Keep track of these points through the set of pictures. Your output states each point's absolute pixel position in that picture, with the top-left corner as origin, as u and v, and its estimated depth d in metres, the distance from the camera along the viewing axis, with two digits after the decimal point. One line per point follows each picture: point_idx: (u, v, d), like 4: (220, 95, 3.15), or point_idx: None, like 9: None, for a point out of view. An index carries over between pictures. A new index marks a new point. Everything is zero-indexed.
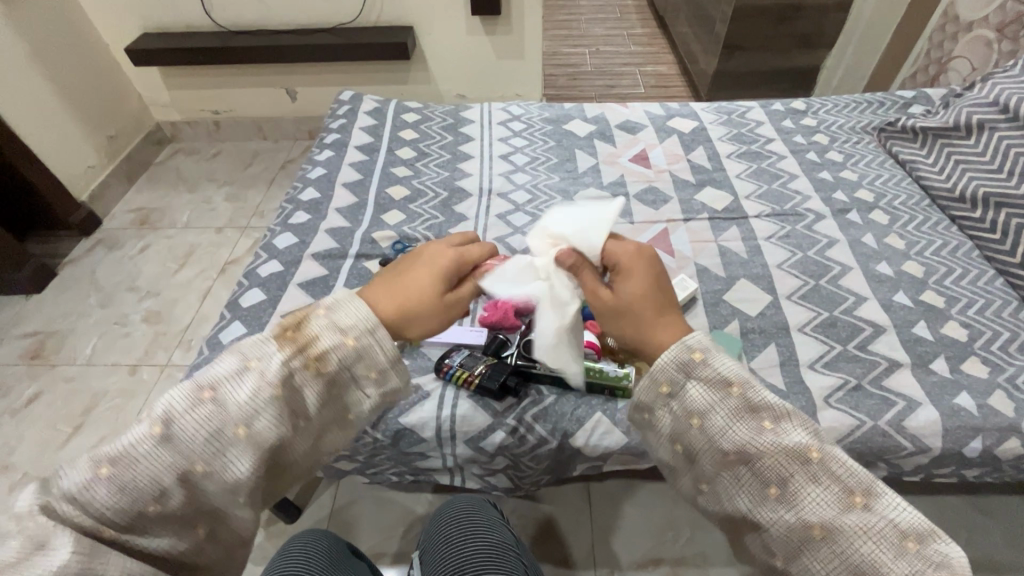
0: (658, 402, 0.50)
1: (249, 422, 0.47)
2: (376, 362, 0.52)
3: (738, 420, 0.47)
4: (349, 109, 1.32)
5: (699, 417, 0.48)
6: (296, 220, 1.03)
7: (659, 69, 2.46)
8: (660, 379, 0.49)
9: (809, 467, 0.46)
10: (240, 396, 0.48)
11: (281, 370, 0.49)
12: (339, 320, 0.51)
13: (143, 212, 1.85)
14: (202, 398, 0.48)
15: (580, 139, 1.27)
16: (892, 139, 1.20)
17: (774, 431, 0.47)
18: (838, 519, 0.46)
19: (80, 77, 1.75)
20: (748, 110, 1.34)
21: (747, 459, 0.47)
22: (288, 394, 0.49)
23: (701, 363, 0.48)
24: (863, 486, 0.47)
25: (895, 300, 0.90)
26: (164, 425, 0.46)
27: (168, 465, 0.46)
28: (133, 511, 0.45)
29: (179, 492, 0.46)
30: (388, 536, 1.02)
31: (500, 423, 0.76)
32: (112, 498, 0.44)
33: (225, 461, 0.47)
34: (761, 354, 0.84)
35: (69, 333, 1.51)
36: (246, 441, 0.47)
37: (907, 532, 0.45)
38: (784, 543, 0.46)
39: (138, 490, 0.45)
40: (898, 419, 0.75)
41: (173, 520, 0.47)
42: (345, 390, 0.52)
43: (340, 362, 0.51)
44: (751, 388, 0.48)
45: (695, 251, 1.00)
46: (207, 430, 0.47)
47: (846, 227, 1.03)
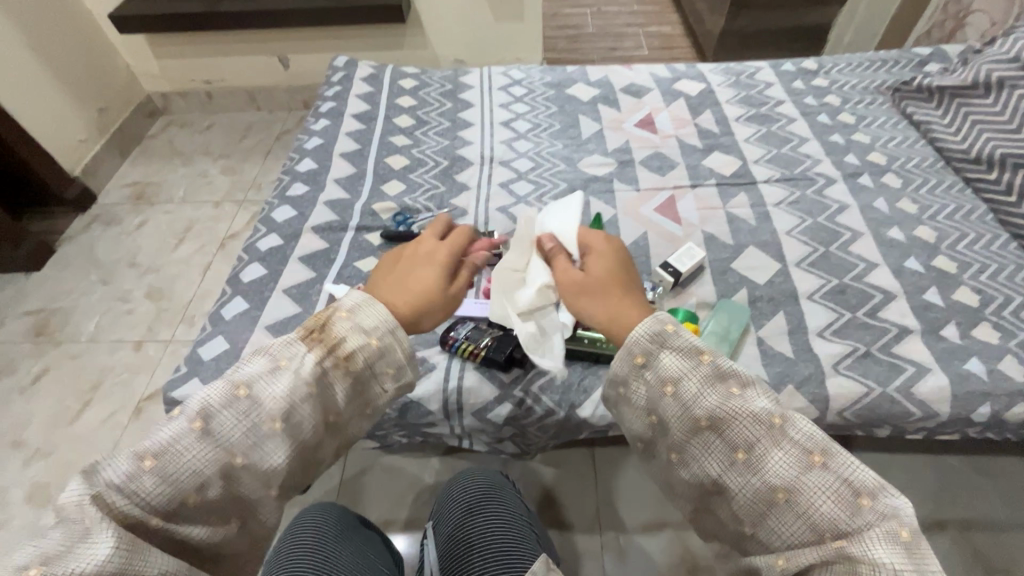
0: (632, 373, 0.52)
1: (285, 417, 0.49)
2: (394, 359, 0.53)
3: (709, 387, 0.49)
4: (345, 76, 1.27)
5: (673, 385, 0.49)
6: (294, 192, 1.01)
7: (663, 30, 2.37)
8: (636, 351, 0.51)
9: (772, 432, 0.47)
10: (276, 390, 0.49)
11: (313, 368, 0.50)
12: (360, 320, 0.53)
13: (139, 186, 1.82)
14: (237, 395, 0.48)
15: (583, 103, 1.23)
16: (906, 99, 1.16)
17: (740, 397, 0.48)
18: (799, 480, 0.45)
19: (66, 48, 1.69)
20: (758, 71, 1.29)
21: (716, 425, 0.48)
22: (319, 392, 0.51)
23: (673, 335, 0.51)
24: (820, 446, 0.46)
25: (905, 266, 0.89)
26: (204, 421, 0.47)
27: (208, 458, 0.46)
28: (174, 502, 0.46)
29: (218, 482, 0.47)
30: (397, 502, 1.04)
31: (507, 395, 0.76)
32: (155, 489, 0.45)
33: (262, 453, 0.48)
34: (769, 323, 0.83)
35: (71, 311, 1.51)
36: (283, 431, 0.49)
37: (862, 490, 0.44)
38: (750, 509, 0.46)
39: (180, 481, 0.45)
40: (907, 385, 0.74)
41: (212, 508, 0.48)
42: (366, 386, 0.54)
43: (365, 359, 0.52)
44: (718, 356, 0.50)
45: (702, 218, 0.98)
46: (246, 424, 0.48)
47: (857, 192, 1.01)
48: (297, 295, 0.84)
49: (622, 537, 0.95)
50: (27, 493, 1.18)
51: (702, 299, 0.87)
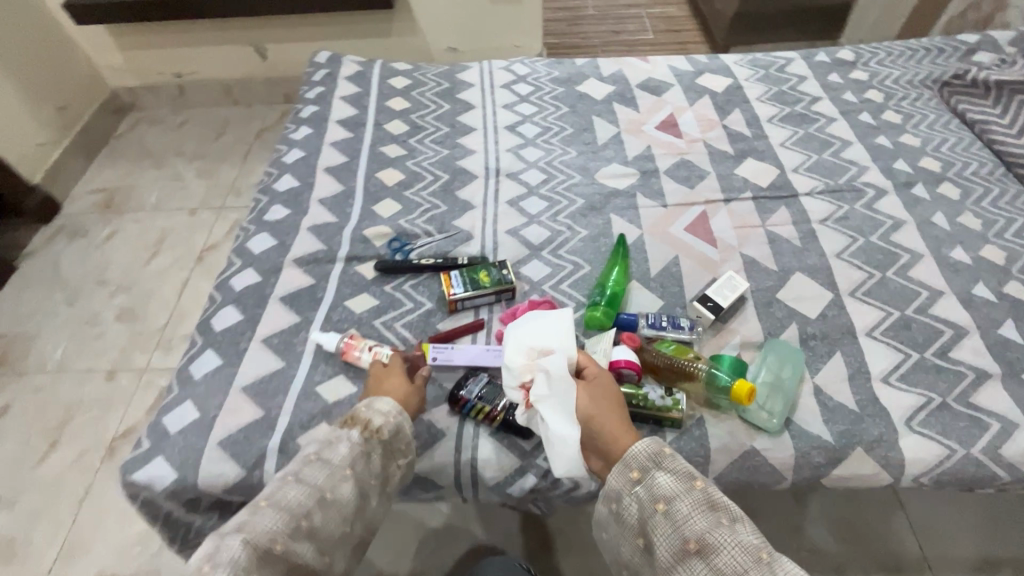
0: (627, 488, 0.54)
1: (354, 462, 0.54)
2: (409, 433, 0.59)
3: (699, 511, 0.51)
4: (327, 74, 1.13)
5: (665, 503, 0.52)
6: (273, 216, 0.88)
7: (668, 11, 2.22)
8: (632, 466, 0.54)
9: (760, 566, 0.47)
10: (340, 450, 0.55)
11: (357, 435, 0.56)
12: (378, 405, 0.59)
13: (106, 193, 1.67)
14: (309, 459, 0.54)
15: (596, 103, 1.10)
16: (957, 95, 1.05)
17: (728, 526, 0.50)
18: None
19: (17, 39, 1.52)
20: (788, 63, 1.17)
21: (704, 550, 0.49)
22: (367, 450, 0.56)
23: (669, 457, 0.55)
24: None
25: (975, 294, 0.78)
26: (293, 474, 0.53)
27: (304, 494, 0.51)
28: (288, 530, 0.49)
29: (319, 513, 0.51)
30: (400, 557, 0.94)
31: (531, 466, 0.64)
32: (273, 522, 0.48)
33: (342, 492, 0.53)
34: (826, 367, 0.72)
35: (34, 337, 1.37)
36: (351, 476, 0.54)
37: None
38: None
39: (292, 511, 0.50)
40: (993, 446, 0.64)
41: (319, 539, 0.51)
42: (395, 457, 0.58)
43: (392, 429, 0.57)
44: (710, 485, 0.53)
45: (740, 239, 0.87)
46: (328, 468, 0.53)
47: (912, 205, 0.90)
48: (280, 346, 0.72)
49: None
50: None
51: (746, 338, 0.76)
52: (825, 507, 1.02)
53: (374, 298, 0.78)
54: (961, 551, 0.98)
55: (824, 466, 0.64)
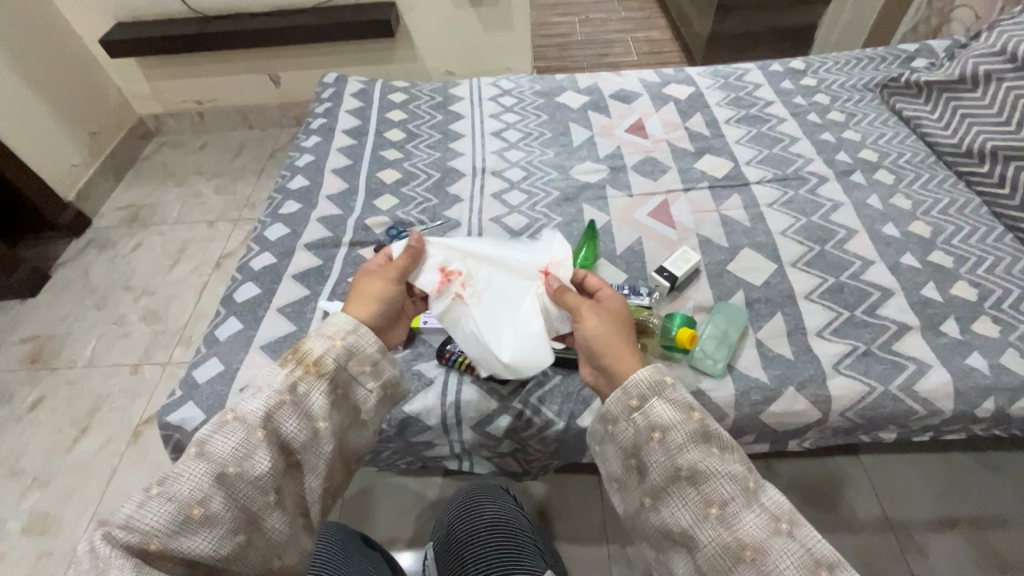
0: (624, 416, 0.52)
1: (266, 424, 0.49)
2: (369, 355, 0.56)
3: (692, 440, 0.48)
4: (335, 92, 1.28)
5: (661, 432, 0.50)
6: (286, 210, 1.01)
7: (651, 35, 2.39)
8: (632, 394, 0.52)
9: (747, 495, 0.47)
10: (258, 407, 0.49)
11: (286, 379, 0.51)
12: (326, 330, 0.56)
13: (133, 209, 1.82)
14: (225, 419, 0.49)
15: (573, 111, 1.23)
16: (895, 95, 1.17)
17: (720, 456, 0.49)
18: (767, 541, 0.44)
19: (56, 73, 1.69)
20: (746, 73, 1.30)
21: (695, 478, 0.48)
22: (297, 398, 0.51)
23: (670, 386, 0.52)
24: (789, 515, 0.46)
25: (901, 262, 0.88)
26: (199, 445, 0.48)
27: (203, 471, 0.46)
28: (176, 522, 0.43)
29: (220, 494, 0.45)
30: (401, 519, 1.01)
31: (506, 407, 0.75)
32: (159, 512, 0.43)
33: (256, 460, 0.48)
34: (767, 324, 0.82)
35: (66, 337, 1.49)
36: (267, 440, 0.49)
37: (823, 563, 0.43)
38: (714, 563, 0.45)
39: (179, 498, 0.44)
40: (909, 383, 0.74)
41: (218, 525, 0.45)
42: (348, 388, 0.55)
43: (337, 360, 0.54)
44: (708, 416, 0.50)
45: (697, 222, 0.98)
46: (238, 437, 0.48)
47: (850, 189, 1.01)
48: (292, 313, 0.84)
49: (630, 548, 0.94)
50: (24, 524, 1.16)
51: (699, 302, 0.86)
52: (790, 476, 1.05)
53: None
54: (918, 512, 1.01)
55: (761, 403, 0.74)
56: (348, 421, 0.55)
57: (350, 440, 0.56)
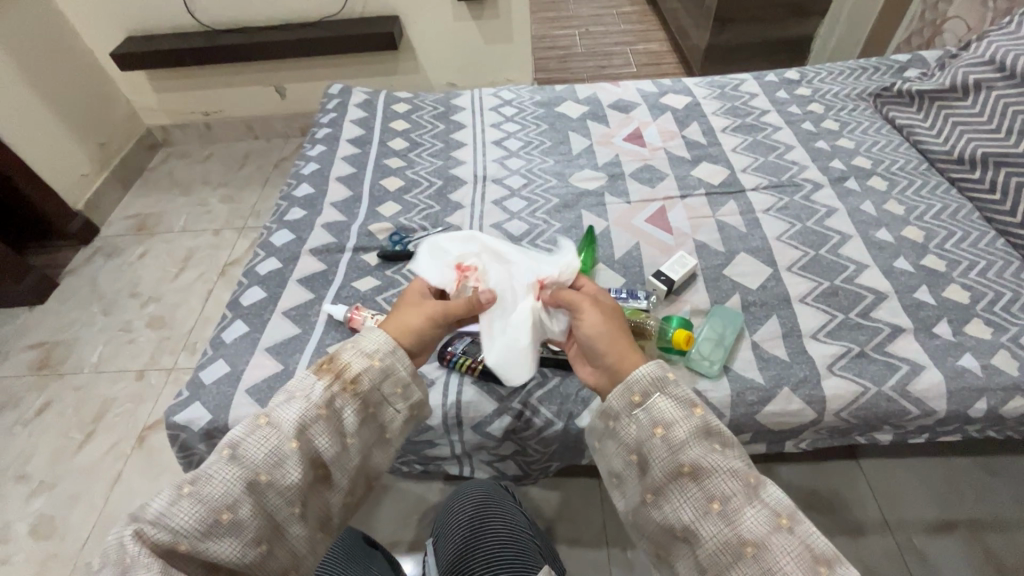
0: (626, 412, 0.52)
1: (299, 436, 0.50)
2: (400, 378, 0.56)
3: (696, 437, 0.49)
4: (339, 103, 1.31)
5: (664, 428, 0.50)
6: (292, 217, 1.03)
7: (650, 47, 2.43)
8: (634, 390, 0.52)
9: (748, 490, 0.47)
10: (293, 416, 0.50)
11: (322, 394, 0.52)
12: (363, 347, 0.56)
13: (140, 217, 1.85)
14: (259, 424, 0.50)
15: (572, 120, 1.26)
16: (887, 104, 1.19)
17: (722, 452, 0.49)
18: (768, 537, 0.45)
19: (67, 86, 1.73)
20: (742, 83, 1.33)
21: (697, 473, 0.48)
22: (331, 414, 0.52)
23: (672, 381, 0.52)
24: (790, 511, 0.47)
25: (895, 266, 0.90)
26: (232, 447, 0.49)
27: (237, 477, 0.47)
28: (205, 525, 0.45)
29: (248, 501, 0.47)
30: (403, 523, 1.01)
31: (506, 408, 0.77)
32: (190, 513, 0.45)
33: (286, 471, 0.49)
34: (763, 327, 0.84)
35: (74, 343, 1.51)
36: (299, 451, 0.49)
37: (822, 559, 0.44)
38: (716, 558, 0.46)
39: (212, 501, 0.45)
40: (902, 384, 0.75)
41: (245, 530, 0.46)
42: (378, 409, 0.55)
43: (371, 381, 0.55)
44: (710, 413, 0.51)
45: (694, 227, 1.00)
46: (270, 446, 0.49)
47: (844, 195, 1.03)
48: (297, 317, 0.85)
49: (630, 551, 0.94)
50: (30, 528, 1.17)
51: (696, 306, 0.88)
52: (790, 483, 1.06)
53: (377, 279, 0.92)
54: (918, 515, 1.01)
55: (757, 403, 0.75)
56: (375, 438, 0.56)
57: (375, 459, 0.56)
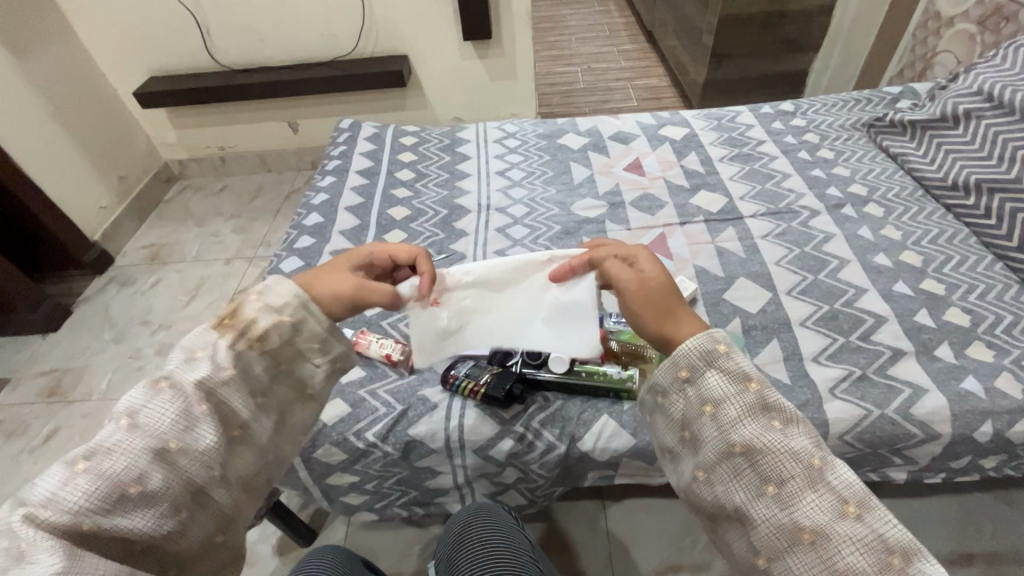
0: (674, 387, 0.49)
1: (208, 398, 0.50)
2: (316, 333, 0.57)
3: (751, 416, 0.45)
4: (349, 136, 1.36)
5: (713, 405, 0.46)
6: (301, 244, 1.06)
7: (650, 82, 2.50)
8: (682, 364, 0.48)
9: (811, 474, 0.44)
10: (197, 377, 0.50)
11: (229, 353, 0.52)
12: (269, 301, 0.56)
13: (154, 248, 1.89)
14: (159, 387, 0.50)
15: (574, 151, 1.30)
16: (882, 134, 1.22)
17: (781, 431, 0.45)
18: (831, 525, 0.42)
19: (91, 122, 1.81)
20: (738, 114, 1.37)
21: (751, 454, 0.44)
22: (243, 372, 0.53)
23: (725, 356, 0.47)
24: (859, 497, 0.44)
25: (894, 290, 0.91)
26: (131, 417, 0.48)
27: (140, 443, 0.47)
28: (113, 499, 0.44)
29: (159, 470, 0.46)
30: (404, 554, 0.99)
31: (509, 431, 0.77)
32: (89, 489, 0.44)
33: (198, 434, 0.49)
34: (764, 350, 0.84)
35: (83, 370, 1.53)
36: (211, 413, 0.50)
37: (893, 548, 0.41)
38: (769, 541, 0.44)
39: (113, 476, 0.45)
40: (905, 406, 0.75)
41: (157, 500, 0.46)
42: (294, 363, 0.57)
43: (281, 337, 0.55)
44: (767, 387, 0.46)
45: (693, 253, 1.02)
46: (176, 410, 0.49)
47: (841, 222, 1.05)
48: None
49: None
50: None
51: None
52: None
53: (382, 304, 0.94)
54: (935, 547, 0.97)
55: None
56: (294, 393, 0.58)
57: (295, 415, 0.58)
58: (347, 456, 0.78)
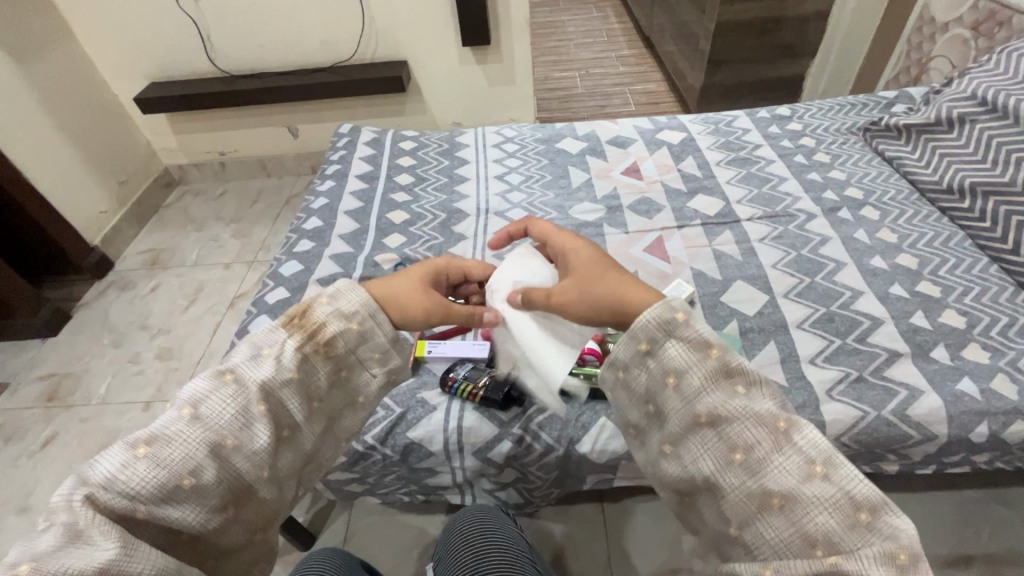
0: (635, 361, 0.49)
1: (267, 398, 0.50)
2: (379, 344, 0.56)
3: (714, 384, 0.45)
4: (349, 141, 1.37)
5: (676, 377, 0.47)
6: (301, 248, 1.07)
7: (648, 87, 2.52)
8: (640, 337, 0.48)
9: (777, 437, 0.44)
10: (260, 376, 0.50)
11: (295, 355, 0.52)
12: (342, 307, 0.55)
13: (154, 252, 1.90)
14: (223, 379, 0.50)
15: (572, 156, 1.31)
16: (877, 138, 1.23)
17: (746, 397, 0.45)
18: (798, 488, 0.42)
19: (91, 127, 1.81)
20: (735, 119, 1.38)
21: (716, 423, 0.45)
22: (302, 376, 0.52)
23: (683, 324, 0.47)
24: (825, 456, 0.44)
25: (890, 292, 0.91)
26: (194, 407, 0.48)
27: (199, 437, 0.46)
28: (166, 489, 0.44)
29: (213, 466, 0.46)
30: (402, 558, 0.99)
31: (507, 433, 0.78)
32: (149, 475, 0.44)
33: (254, 434, 0.49)
34: (761, 352, 0.85)
35: (83, 374, 1.54)
36: (267, 414, 0.50)
37: (861, 504, 0.41)
38: (740, 509, 0.44)
39: (170, 466, 0.45)
40: (901, 407, 0.76)
41: (207, 495, 0.46)
42: (352, 371, 0.56)
43: (346, 345, 0.54)
44: (729, 353, 0.46)
45: (690, 256, 1.03)
46: (236, 407, 0.48)
47: (837, 225, 1.05)
48: None
49: None
50: None
51: None
52: None
53: None
54: (933, 550, 0.97)
55: None
56: (347, 401, 0.57)
57: (346, 421, 0.57)
58: (346, 458, 0.78)
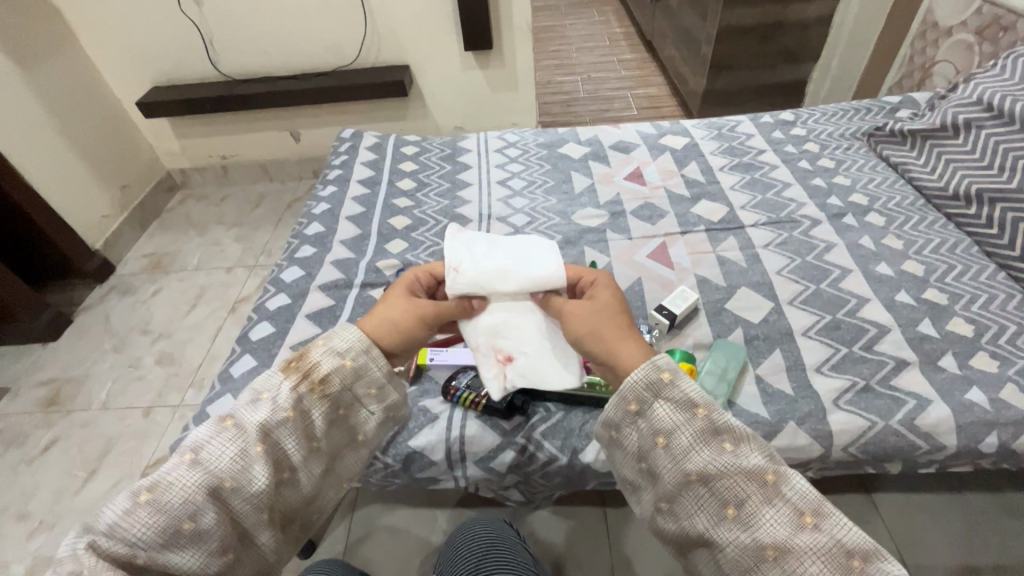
0: (626, 421, 0.51)
1: (264, 438, 0.50)
2: (374, 379, 0.56)
3: (702, 442, 0.48)
4: (351, 146, 1.36)
5: (665, 437, 0.49)
6: (302, 254, 1.06)
7: (650, 91, 2.52)
8: (629, 399, 0.50)
9: (765, 489, 0.46)
10: (259, 419, 0.51)
11: (290, 395, 0.52)
12: (334, 345, 0.55)
13: (155, 257, 1.89)
14: (224, 425, 0.51)
15: (574, 161, 1.30)
16: (882, 143, 1.22)
17: (733, 454, 0.48)
18: (791, 539, 0.44)
19: (93, 132, 1.81)
20: (738, 124, 1.37)
21: (706, 480, 0.47)
22: (299, 415, 0.53)
23: (669, 384, 0.50)
24: (815, 506, 0.46)
25: (896, 300, 0.90)
26: (196, 451, 0.50)
27: (198, 479, 0.48)
28: (166, 534, 0.46)
29: (213, 509, 0.47)
30: (402, 568, 0.98)
31: (510, 442, 0.77)
32: (149, 523, 0.45)
33: (252, 475, 0.49)
34: (766, 361, 0.84)
35: (83, 380, 1.53)
36: (265, 455, 0.50)
37: (853, 552, 0.43)
38: (737, 562, 0.46)
39: (170, 511, 0.46)
40: (908, 418, 0.75)
41: (207, 539, 0.47)
42: (350, 410, 0.56)
43: (342, 382, 0.54)
44: (716, 411, 0.49)
45: (694, 263, 1.02)
46: (235, 450, 0.49)
47: (842, 231, 1.05)
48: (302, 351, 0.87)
49: None
50: (25, 569, 1.15)
51: (698, 340, 0.88)
52: None
53: None
54: (939, 556, 0.96)
55: (762, 438, 0.74)
56: (347, 439, 0.57)
57: (346, 463, 0.58)
58: None
